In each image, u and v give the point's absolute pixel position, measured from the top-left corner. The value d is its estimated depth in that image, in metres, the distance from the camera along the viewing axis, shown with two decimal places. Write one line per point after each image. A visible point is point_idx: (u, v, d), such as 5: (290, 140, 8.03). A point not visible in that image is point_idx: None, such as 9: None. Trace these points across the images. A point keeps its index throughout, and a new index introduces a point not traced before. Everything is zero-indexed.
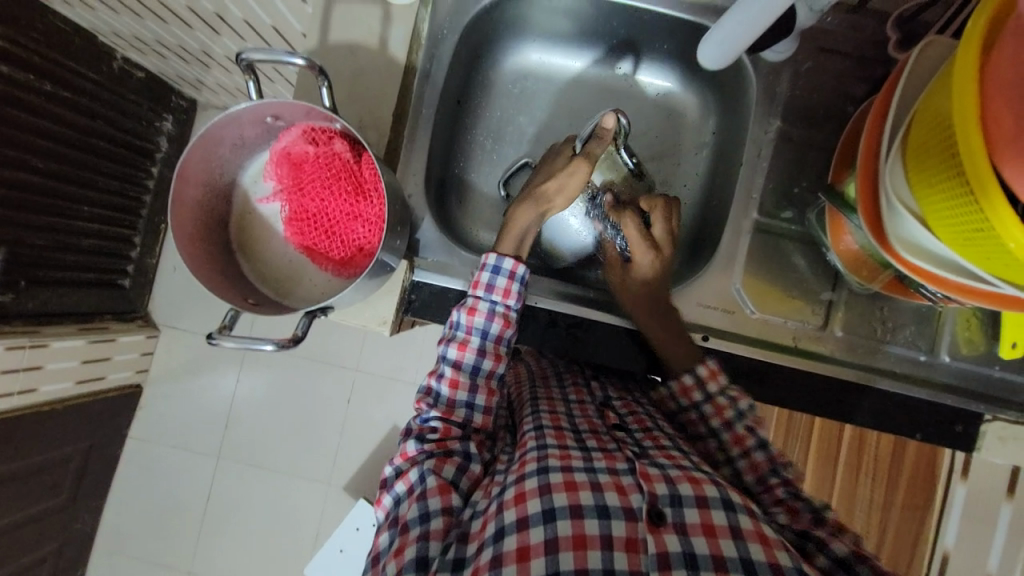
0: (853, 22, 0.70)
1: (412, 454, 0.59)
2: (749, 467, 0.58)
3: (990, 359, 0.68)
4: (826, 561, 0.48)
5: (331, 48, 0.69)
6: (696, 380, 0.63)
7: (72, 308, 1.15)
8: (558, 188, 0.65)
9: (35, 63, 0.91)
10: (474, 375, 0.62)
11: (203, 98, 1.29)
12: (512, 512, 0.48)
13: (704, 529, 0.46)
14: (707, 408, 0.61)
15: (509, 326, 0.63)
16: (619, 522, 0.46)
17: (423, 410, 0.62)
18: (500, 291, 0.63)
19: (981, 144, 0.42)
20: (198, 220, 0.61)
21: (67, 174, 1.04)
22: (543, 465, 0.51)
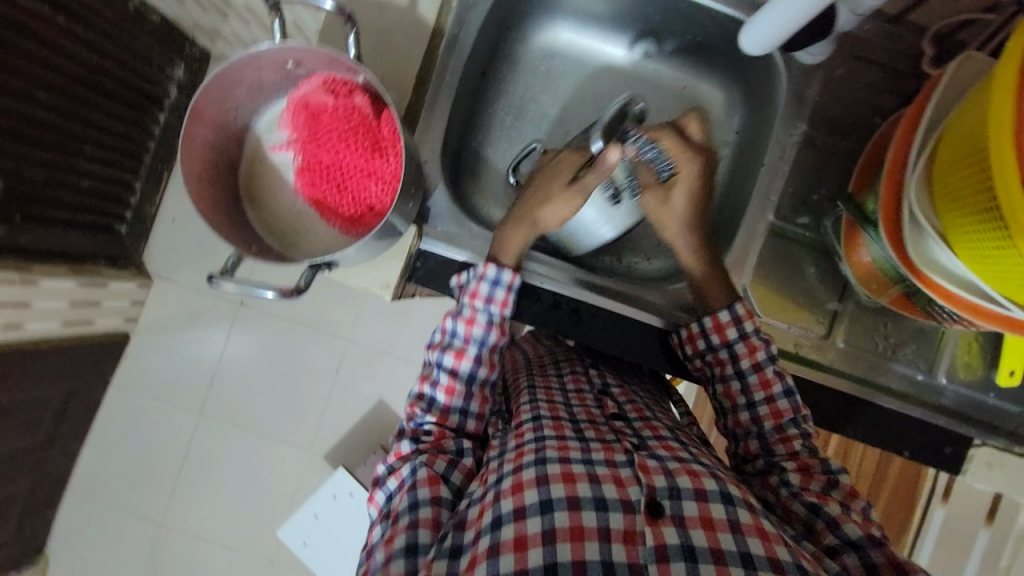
0: (892, 33, 0.68)
1: (405, 454, 0.59)
2: (779, 442, 0.58)
3: (986, 386, 0.68)
4: (834, 539, 0.50)
5: (359, 0, 0.67)
6: (732, 317, 0.62)
7: (69, 249, 1.12)
8: (552, 215, 0.65)
9: None
10: (469, 382, 0.62)
11: (217, 47, 1.26)
12: (509, 501, 0.48)
13: (703, 523, 0.46)
14: (740, 347, 0.61)
15: (504, 336, 0.63)
16: (616, 515, 0.46)
17: (417, 413, 0.62)
18: (498, 303, 0.63)
19: (1011, 162, 0.42)
20: (207, 162, 0.59)
21: (73, 111, 1.01)
22: (542, 456, 0.51)
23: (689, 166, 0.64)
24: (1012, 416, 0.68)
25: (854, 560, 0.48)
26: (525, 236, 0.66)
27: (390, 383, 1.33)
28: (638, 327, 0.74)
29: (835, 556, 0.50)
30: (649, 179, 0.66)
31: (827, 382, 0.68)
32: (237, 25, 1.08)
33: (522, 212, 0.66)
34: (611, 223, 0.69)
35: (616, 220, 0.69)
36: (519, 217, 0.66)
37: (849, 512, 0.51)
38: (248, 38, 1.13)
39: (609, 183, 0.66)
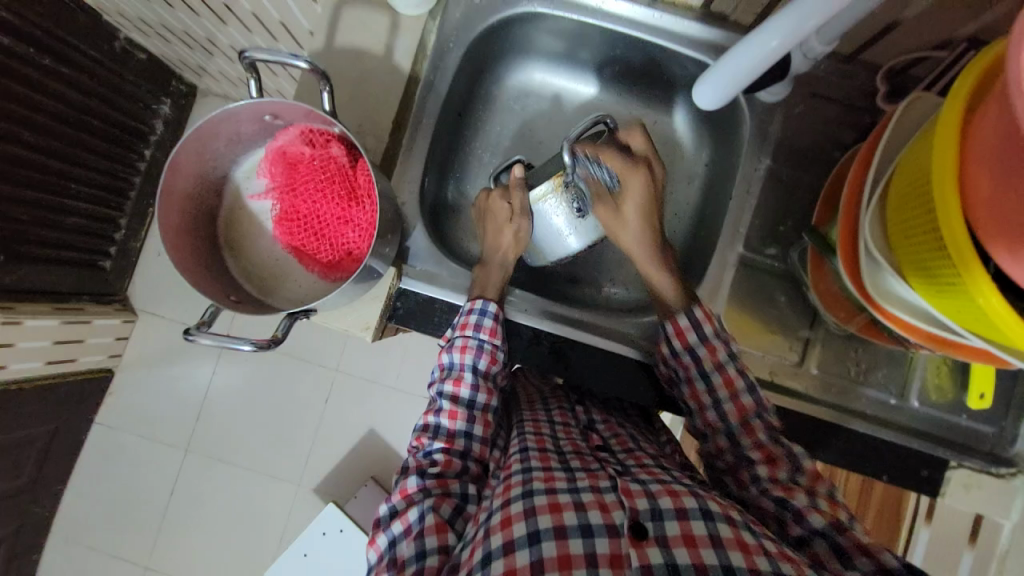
0: (845, 71, 0.72)
1: (412, 491, 0.57)
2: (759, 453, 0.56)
3: (958, 407, 0.70)
4: (801, 530, 0.52)
5: (336, 51, 0.70)
6: (691, 322, 0.62)
7: (50, 286, 1.11)
8: (513, 244, 0.70)
9: (37, 37, 0.90)
10: (470, 406, 0.62)
11: (202, 83, 1.29)
12: (499, 536, 0.48)
13: (686, 541, 0.46)
14: (701, 351, 0.61)
15: (496, 362, 0.64)
16: (603, 540, 0.46)
17: (424, 445, 0.61)
18: (487, 330, 0.65)
19: (955, 201, 0.44)
20: (185, 212, 0.60)
21: (58, 151, 1.02)
22: (529, 489, 0.51)
23: (633, 179, 0.65)
24: (984, 435, 0.70)
25: (823, 547, 0.51)
26: (500, 269, 0.70)
27: (379, 414, 1.32)
28: (618, 360, 0.75)
29: (806, 546, 0.52)
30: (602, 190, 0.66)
31: (804, 410, 0.69)
32: (222, 64, 1.11)
33: (490, 253, 0.71)
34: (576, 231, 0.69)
35: (583, 233, 0.69)
36: (490, 257, 0.71)
37: (816, 502, 0.52)
38: (233, 76, 1.16)
39: (575, 197, 0.67)
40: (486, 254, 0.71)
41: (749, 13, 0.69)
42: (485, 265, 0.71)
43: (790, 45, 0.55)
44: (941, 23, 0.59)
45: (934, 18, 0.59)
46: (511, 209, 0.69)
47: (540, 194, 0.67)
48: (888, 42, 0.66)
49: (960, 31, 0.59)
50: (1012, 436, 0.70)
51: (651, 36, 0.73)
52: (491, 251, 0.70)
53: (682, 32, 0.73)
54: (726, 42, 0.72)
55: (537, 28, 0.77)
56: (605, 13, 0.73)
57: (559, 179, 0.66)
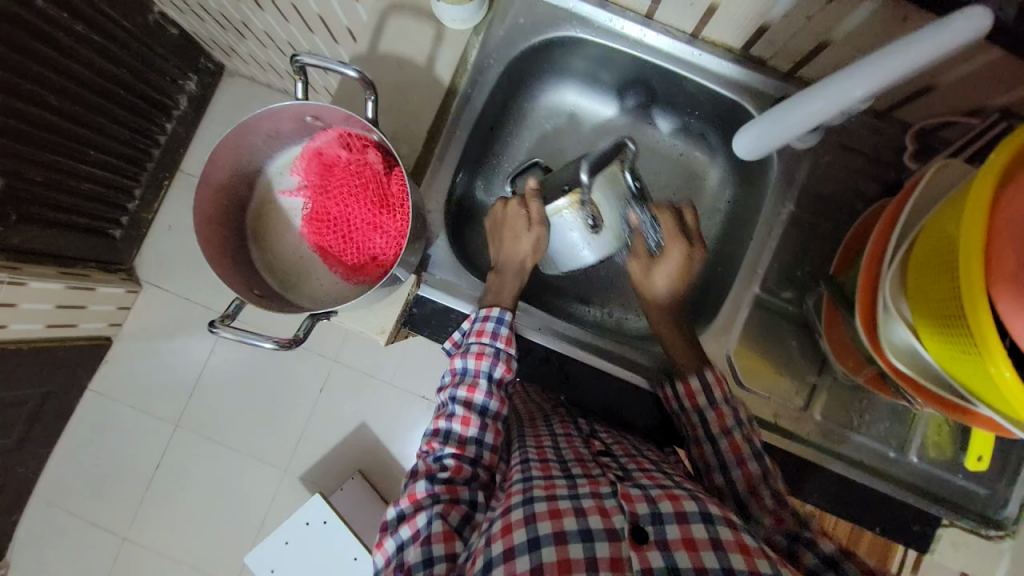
0: (874, 126, 0.73)
1: (420, 496, 0.58)
2: (742, 477, 0.59)
3: (954, 466, 0.70)
4: (814, 560, 0.51)
5: (379, 58, 0.71)
6: (702, 385, 0.64)
7: (59, 249, 1.11)
8: (533, 255, 0.70)
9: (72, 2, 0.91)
10: (483, 413, 0.63)
11: (232, 63, 1.31)
12: (499, 543, 0.49)
13: (686, 545, 0.47)
14: (694, 385, 0.65)
15: (511, 371, 0.65)
16: (603, 544, 0.47)
17: (434, 449, 0.62)
18: (503, 339, 0.66)
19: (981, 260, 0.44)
20: (217, 202, 0.61)
21: (82, 117, 1.03)
22: (529, 496, 0.52)
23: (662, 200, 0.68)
24: (979, 497, 0.71)
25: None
26: (515, 274, 0.70)
27: (373, 409, 1.32)
28: (625, 386, 0.75)
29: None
30: (622, 195, 0.66)
31: (807, 456, 0.70)
32: (253, 48, 1.12)
33: (506, 260, 0.71)
34: (590, 246, 0.70)
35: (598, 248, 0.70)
36: (505, 263, 0.71)
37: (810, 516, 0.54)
38: (263, 60, 1.18)
39: (591, 213, 0.66)
40: (502, 262, 0.71)
41: (787, 60, 0.70)
42: (499, 272, 0.71)
43: (836, 113, 0.56)
44: (975, 93, 0.60)
45: (969, 87, 0.60)
46: (528, 219, 0.69)
47: (556, 207, 0.67)
48: (922, 102, 0.67)
49: (993, 101, 0.60)
50: (1004, 499, 0.70)
51: (690, 73, 0.74)
52: (508, 261, 0.71)
53: (718, 72, 0.74)
54: (761, 86, 0.73)
55: (576, 53, 0.78)
56: (644, 46, 0.74)
57: (575, 196, 0.65)
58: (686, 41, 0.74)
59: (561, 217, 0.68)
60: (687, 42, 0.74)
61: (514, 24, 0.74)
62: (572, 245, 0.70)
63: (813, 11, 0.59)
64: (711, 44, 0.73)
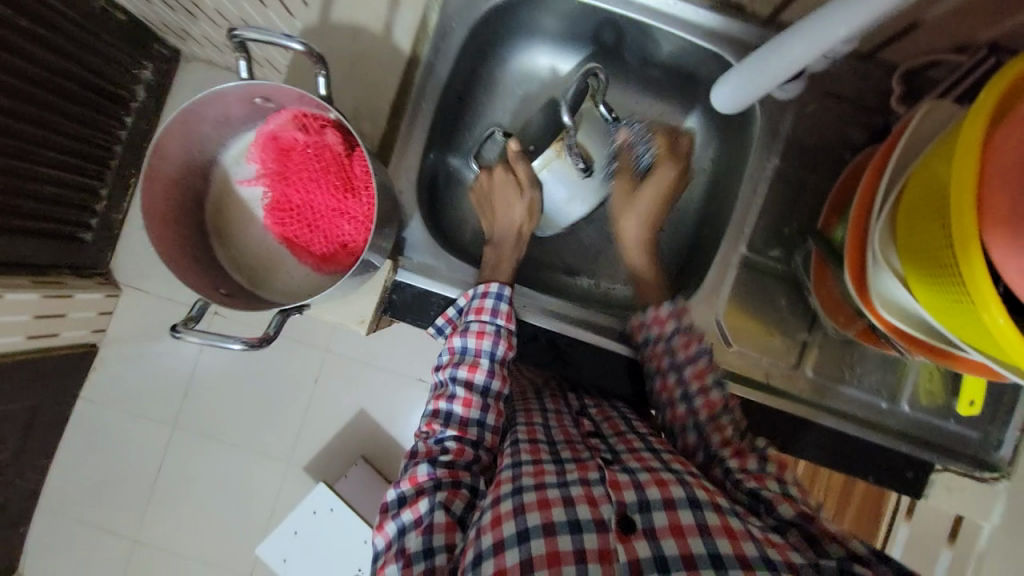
0: (859, 71, 0.70)
1: (422, 479, 0.57)
2: (715, 435, 0.59)
3: (947, 412, 0.71)
4: (774, 520, 0.51)
5: (332, 29, 0.66)
6: (681, 335, 0.65)
7: (27, 259, 1.06)
8: (527, 222, 0.69)
9: None
10: (484, 394, 0.61)
11: (186, 48, 1.24)
12: (489, 536, 0.48)
13: (674, 531, 0.46)
14: (676, 340, 0.64)
15: (513, 348, 0.63)
16: (591, 536, 0.47)
17: (435, 431, 0.61)
18: (503, 315, 0.64)
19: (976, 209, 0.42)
20: (171, 197, 0.57)
21: (32, 116, 0.96)
22: (518, 486, 0.51)
23: (658, 177, 0.70)
24: (971, 440, 0.71)
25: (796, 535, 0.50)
26: (514, 245, 0.69)
27: (369, 396, 1.31)
28: (617, 358, 0.74)
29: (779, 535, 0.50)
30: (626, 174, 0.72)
31: (799, 413, 0.70)
32: (206, 28, 1.05)
33: (502, 233, 0.69)
34: (583, 193, 0.71)
35: (588, 195, 0.71)
36: (501, 236, 0.69)
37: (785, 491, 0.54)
38: (217, 41, 1.11)
39: (579, 155, 0.68)
40: (496, 236, 0.70)
41: (767, 4, 0.66)
42: (496, 245, 0.69)
43: (817, 56, 0.52)
44: (964, 27, 0.57)
45: (957, 21, 0.57)
46: (518, 184, 0.70)
47: (544, 161, 0.69)
48: (909, 40, 0.63)
49: (983, 34, 0.57)
50: (996, 440, 0.71)
51: (662, 24, 0.70)
52: (502, 235, 0.69)
53: (695, 23, 0.70)
54: (740, 34, 0.69)
55: (544, 11, 0.73)
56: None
57: (559, 144, 0.68)
58: None
59: (550, 170, 0.70)
60: None
61: None
62: (562, 200, 0.71)
63: None
64: None
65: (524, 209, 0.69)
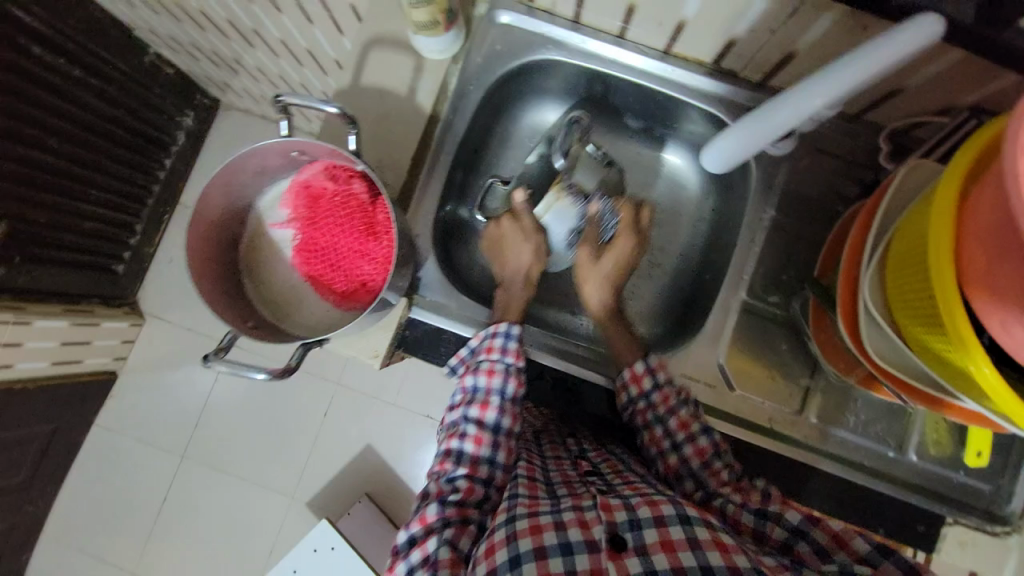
0: (848, 129, 0.74)
1: (431, 519, 0.58)
2: (693, 454, 0.61)
3: (955, 463, 0.70)
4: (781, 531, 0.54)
5: (362, 89, 0.73)
6: (646, 368, 0.66)
7: (62, 288, 1.13)
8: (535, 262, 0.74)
9: (69, 49, 0.94)
10: (496, 431, 0.63)
11: (226, 98, 1.35)
12: (483, 564, 0.49)
13: (663, 547, 0.47)
14: (671, 423, 0.63)
15: (522, 385, 0.66)
16: (583, 556, 0.48)
17: (447, 470, 0.62)
18: (512, 353, 0.66)
19: (949, 260, 0.44)
20: (209, 239, 0.62)
21: (80, 157, 1.05)
22: (512, 515, 0.53)
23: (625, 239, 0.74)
24: (982, 493, 0.70)
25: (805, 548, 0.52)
26: (523, 286, 0.73)
27: (376, 431, 1.32)
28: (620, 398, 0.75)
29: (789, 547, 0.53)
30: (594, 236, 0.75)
31: (803, 459, 0.70)
32: (246, 82, 1.16)
33: (513, 274, 0.73)
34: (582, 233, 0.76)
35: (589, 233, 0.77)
36: (511, 278, 0.73)
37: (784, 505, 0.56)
38: (255, 93, 1.22)
39: (577, 195, 0.74)
40: (507, 278, 0.74)
41: (758, 71, 0.72)
42: (507, 287, 0.73)
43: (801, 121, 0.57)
44: (942, 94, 0.62)
45: (934, 89, 0.61)
46: (523, 228, 0.74)
47: (546, 205, 0.74)
48: (893, 104, 0.68)
49: (961, 100, 0.61)
50: (1008, 493, 0.70)
51: (662, 88, 0.77)
52: (512, 277, 0.74)
53: (693, 86, 0.76)
54: (734, 96, 0.75)
55: (554, 74, 0.80)
56: (617, 65, 0.76)
57: (558, 187, 0.74)
58: (658, 58, 0.76)
59: (552, 212, 0.75)
60: (659, 59, 0.75)
61: (491, 50, 0.76)
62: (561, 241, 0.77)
63: (777, 24, 0.61)
64: (682, 59, 0.75)
65: (532, 252, 0.73)
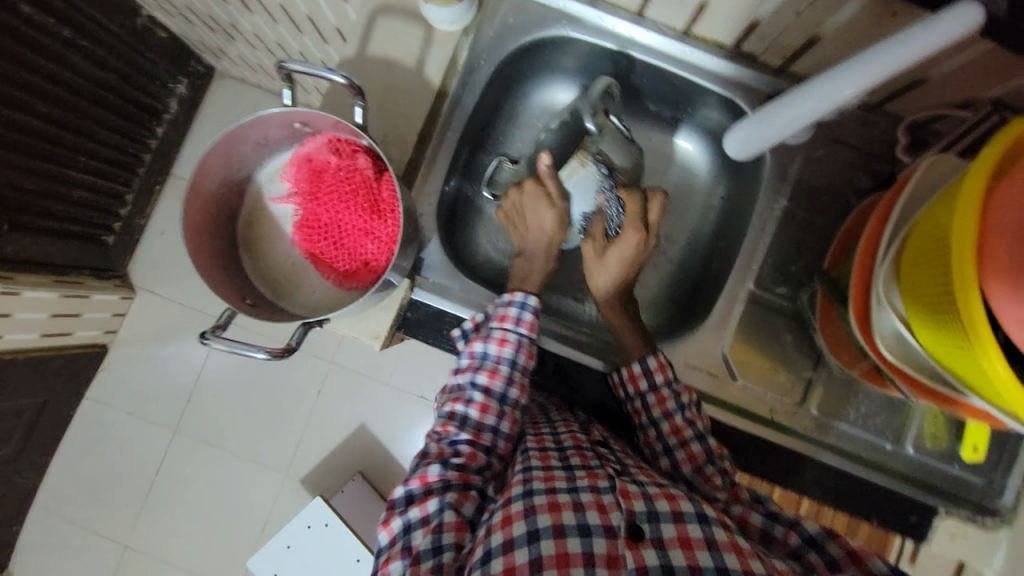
0: (865, 119, 0.73)
1: (431, 479, 0.58)
2: (686, 458, 0.62)
3: (951, 456, 0.71)
4: (798, 540, 0.55)
5: (368, 60, 0.70)
6: (643, 370, 0.66)
7: (50, 258, 1.10)
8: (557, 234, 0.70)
9: (57, 7, 0.89)
10: (502, 402, 0.63)
11: (221, 66, 1.30)
12: (499, 534, 0.50)
13: (681, 542, 0.48)
14: (650, 399, 0.65)
15: (532, 358, 0.65)
16: (600, 540, 0.48)
17: (449, 433, 0.62)
18: (525, 324, 0.65)
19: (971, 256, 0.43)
20: (207, 210, 0.60)
21: (70, 123, 1.01)
22: (529, 489, 0.53)
23: (630, 233, 0.68)
24: (975, 486, 0.71)
25: (816, 557, 0.54)
26: (545, 258, 0.71)
27: (371, 411, 1.32)
28: None
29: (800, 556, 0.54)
30: (599, 229, 0.71)
31: (802, 450, 0.70)
32: (242, 50, 1.12)
33: (535, 245, 0.71)
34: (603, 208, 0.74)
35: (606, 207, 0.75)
36: (533, 249, 0.71)
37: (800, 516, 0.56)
38: (252, 61, 1.17)
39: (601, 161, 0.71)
40: (529, 246, 0.71)
41: (778, 56, 0.69)
42: (527, 256, 0.72)
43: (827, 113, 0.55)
44: (968, 85, 0.60)
45: (959, 81, 0.60)
46: (549, 197, 0.70)
47: (569, 169, 0.71)
48: (914, 95, 0.66)
49: (985, 93, 0.60)
50: (1000, 487, 0.71)
51: (678, 70, 0.74)
52: (535, 243, 0.71)
53: (709, 69, 0.73)
54: (751, 82, 0.73)
55: (566, 53, 0.78)
56: (634, 43, 0.74)
57: (584, 154, 0.71)
58: (675, 38, 0.73)
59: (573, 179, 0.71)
60: (677, 40, 0.73)
61: (503, 24, 0.73)
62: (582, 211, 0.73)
63: (802, 7, 0.59)
64: (701, 40, 0.73)
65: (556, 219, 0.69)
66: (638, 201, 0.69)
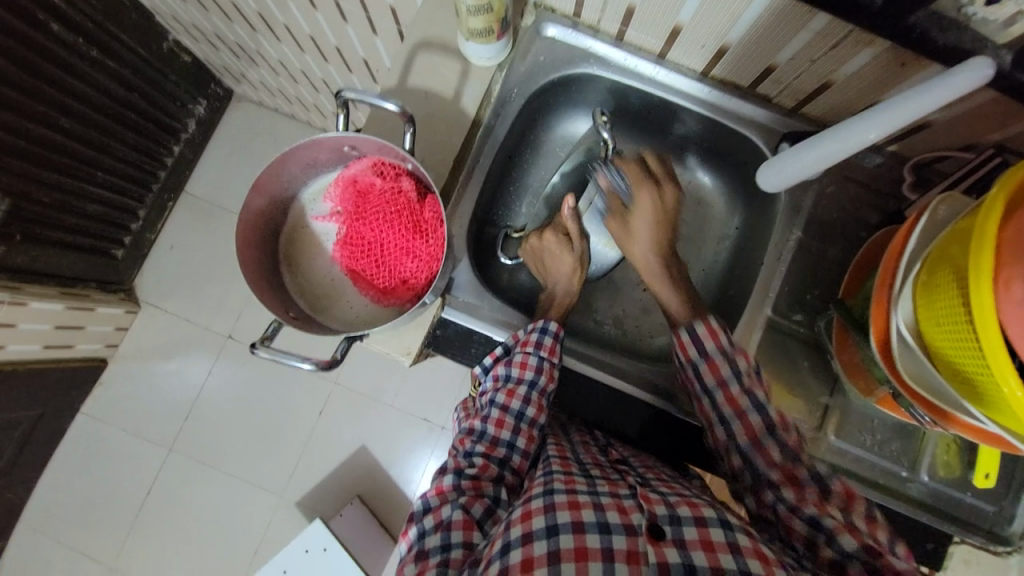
0: (873, 159, 0.78)
1: (446, 489, 0.58)
2: (743, 433, 0.61)
3: (963, 484, 0.72)
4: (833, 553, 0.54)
5: (408, 90, 0.74)
6: (692, 336, 0.66)
7: (59, 270, 1.11)
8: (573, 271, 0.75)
9: (87, 28, 0.92)
10: (519, 419, 0.63)
11: (241, 89, 1.35)
12: (518, 527, 0.50)
13: (703, 545, 0.48)
14: (702, 365, 0.65)
15: (552, 381, 0.66)
16: (619, 537, 0.49)
17: (466, 446, 0.63)
18: (545, 348, 0.67)
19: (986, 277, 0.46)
20: (254, 226, 0.62)
21: (90, 138, 1.03)
22: (549, 488, 0.53)
23: (642, 190, 0.72)
24: (989, 514, 0.72)
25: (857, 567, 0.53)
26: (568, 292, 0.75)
27: (374, 431, 1.31)
28: (644, 406, 0.76)
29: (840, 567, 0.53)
30: (616, 206, 0.75)
31: None
32: (264, 74, 1.16)
33: (558, 283, 0.75)
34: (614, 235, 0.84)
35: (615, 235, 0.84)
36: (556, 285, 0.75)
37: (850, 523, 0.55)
38: (273, 85, 1.21)
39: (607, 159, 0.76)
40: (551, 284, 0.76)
41: (792, 98, 0.74)
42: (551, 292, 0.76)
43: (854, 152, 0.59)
44: (970, 130, 0.65)
45: (962, 126, 0.64)
46: (567, 237, 0.76)
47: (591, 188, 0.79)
48: (920, 137, 0.71)
49: (988, 137, 0.64)
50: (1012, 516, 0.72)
51: (697, 107, 0.79)
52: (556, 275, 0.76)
53: (727, 108, 0.78)
54: (766, 121, 0.78)
55: (591, 89, 0.83)
56: (656, 82, 0.79)
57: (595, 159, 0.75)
58: (695, 79, 0.78)
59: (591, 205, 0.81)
60: (698, 80, 0.78)
61: (534, 61, 0.78)
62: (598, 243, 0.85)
63: (818, 55, 0.64)
64: (719, 82, 0.78)
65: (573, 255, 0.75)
66: (637, 162, 0.74)
